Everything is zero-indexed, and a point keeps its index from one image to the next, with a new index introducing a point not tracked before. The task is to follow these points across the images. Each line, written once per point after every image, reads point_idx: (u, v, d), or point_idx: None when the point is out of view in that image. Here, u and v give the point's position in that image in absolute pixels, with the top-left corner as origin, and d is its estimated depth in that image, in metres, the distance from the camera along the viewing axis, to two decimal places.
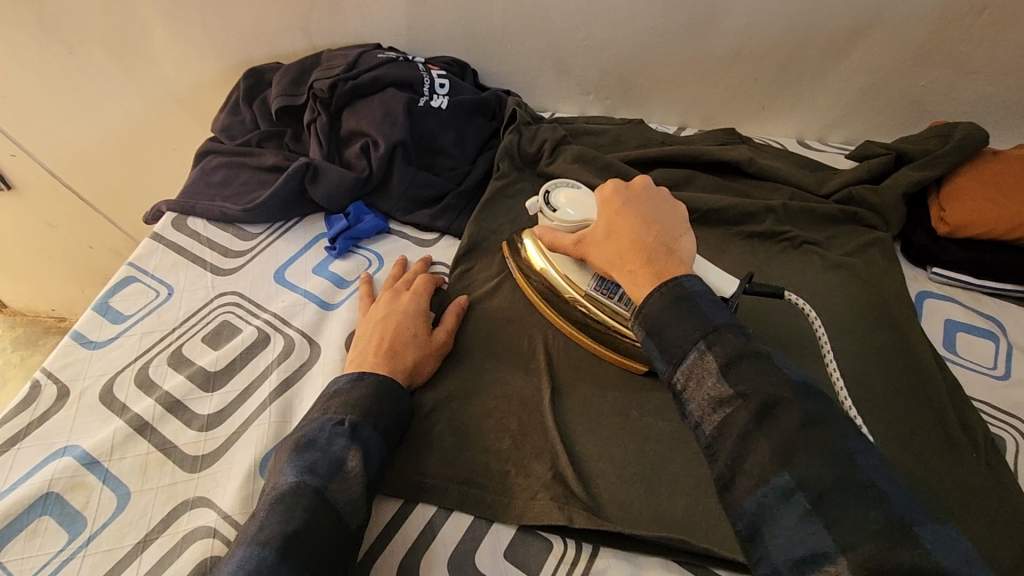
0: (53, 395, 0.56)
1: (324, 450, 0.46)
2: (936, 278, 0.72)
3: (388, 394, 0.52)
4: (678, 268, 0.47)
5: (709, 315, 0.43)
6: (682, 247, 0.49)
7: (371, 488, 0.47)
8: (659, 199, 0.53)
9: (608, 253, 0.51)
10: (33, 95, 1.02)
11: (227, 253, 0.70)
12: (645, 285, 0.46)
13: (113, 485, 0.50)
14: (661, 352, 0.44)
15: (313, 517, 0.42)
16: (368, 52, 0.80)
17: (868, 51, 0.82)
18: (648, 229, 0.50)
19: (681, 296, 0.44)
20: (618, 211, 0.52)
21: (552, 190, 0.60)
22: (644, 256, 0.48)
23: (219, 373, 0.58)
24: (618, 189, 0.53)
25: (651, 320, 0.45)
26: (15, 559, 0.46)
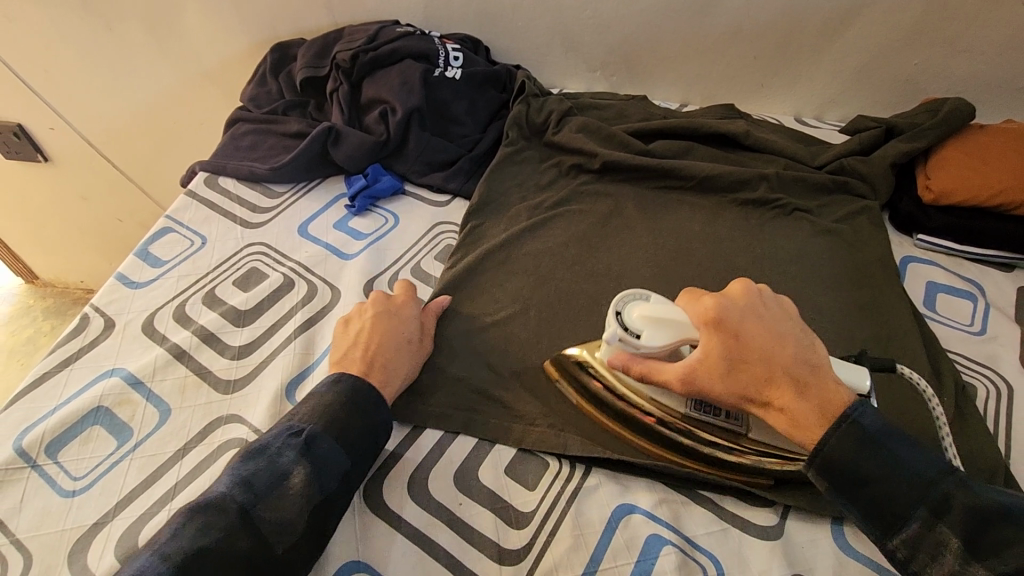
0: (100, 326, 0.62)
1: (270, 462, 0.45)
2: (920, 244, 0.76)
3: (365, 409, 0.50)
4: (840, 397, 0.43)
5: (918, 469, 0.40)
6: (823, 358, 0.45)
7: (316, 506, 0.45)
8: (765, 301, 0.48)
9: (738, 383, 0.45)
10: (72, 69, 1.08)
11: (255, 209, 0.76)
12: (818, 429, 0.42)
13: (155, 403, 0.56)
14: (860, 513, 0.41)
15: (232, 535, 0.41)
16: (387, 27, 0.86)
17: (863, 30, 0.86)
18: (779, 351, 0.45)
19: (864, 439, 0.41)
20: (732, 329, 0.46)
21: (625, 310, 0.50)
22: (794, 390, 0.43)
23: (249, 311, 0.64)
24: (721, 303, 0.46)
25: (835, 479, 0.41)
26: (70, 460, 0.52)
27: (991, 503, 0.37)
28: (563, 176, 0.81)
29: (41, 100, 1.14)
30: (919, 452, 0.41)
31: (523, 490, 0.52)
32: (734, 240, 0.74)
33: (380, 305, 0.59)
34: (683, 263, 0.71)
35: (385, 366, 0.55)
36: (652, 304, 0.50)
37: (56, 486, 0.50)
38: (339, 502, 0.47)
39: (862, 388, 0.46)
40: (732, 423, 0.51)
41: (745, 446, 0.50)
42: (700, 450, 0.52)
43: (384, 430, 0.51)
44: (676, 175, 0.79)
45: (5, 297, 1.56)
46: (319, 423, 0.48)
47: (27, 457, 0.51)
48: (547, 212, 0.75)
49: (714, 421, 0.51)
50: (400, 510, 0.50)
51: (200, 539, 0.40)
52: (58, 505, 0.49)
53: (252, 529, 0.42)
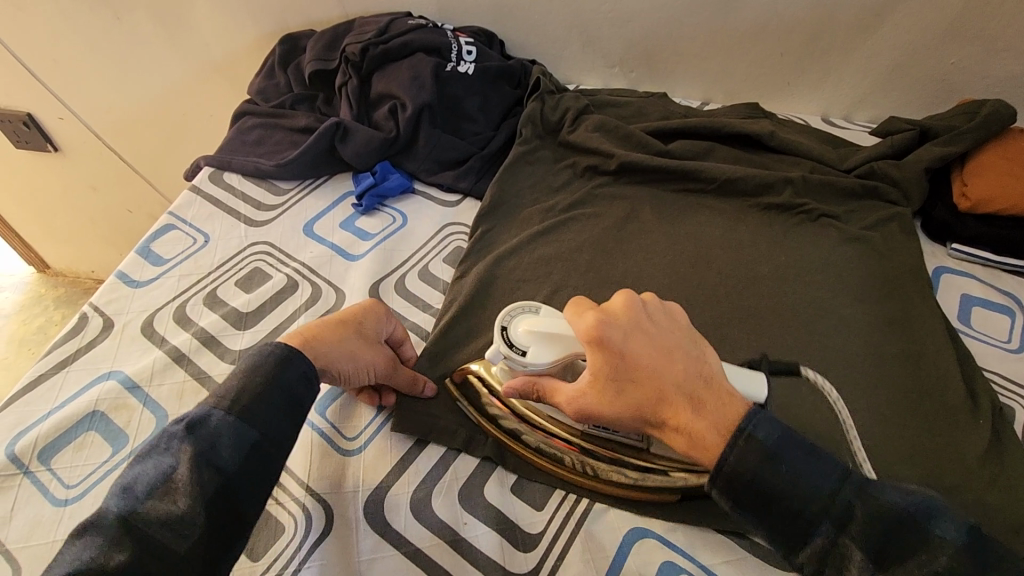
0: (99, 326, 0.60)
1: (153, 459, 0.39)
2: (954, 254, 0.72)
3: (269, 373, 0.44)
4: (735, 407, 0.40)
5: (816, 481, 0.37)
6: (717, 372, 0.42)
7: (216, 495, 0.39)
8: (650, 314, 0.44)
9: (631, 405, 0.42)
10: (79, 58, 1.06)
11: (260, 207, 0.74)
12: (715, 449, 0.39)
13: (152, 408, 0.54)
14: (767, 530, 0.38)
15: (109, 551, 0.35)
16: (399, 19, 0.83)
17: (897, 27, 0.81)
18: (668, 368, 0.42)
19: (765, 454, 0.38)
20: (615, 347, 0.42)
21: (510, 325, 0.49)
22: (690, 408, 0.40)
23: (250, 314, 0.62)
24: (603, 322, 0.43)
25: (741, 498, 0.38)
26: (64, 467, 0.50)
27: (894, 509, 0.36)
28: (578, 178, 0.78)
29: (50, 90, 1.13)
30: (818, 459, 0.38)
31: (531, 510, 0.50)
32: (756, 246, 0.71)
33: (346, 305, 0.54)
34: (701, 270, 0.68)
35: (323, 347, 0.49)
36: (538, 318, 0.49)
37: (48, 494, 0.48)
38: (246, 483, 0.41)
39: (759, 398, 0.44)
40: (633, 439, 0.49)
41: (644, 462, 0.48)
42: (600, 466, 0.50)
43: (305, 383, 0.46)
44: (696, 177, 0.76)
45: (17, 286, 1.56)
46: (209, 402, 0.42)
47: (19, 463, 0.50)
48: (561, 215, 0.72)
49: (615, 437, 0.49)
50: (403, 529, 0.48)
51: (75, 566, 0.34)
52: (49, 514, 0.47)
53: (137, 538, 0.36)
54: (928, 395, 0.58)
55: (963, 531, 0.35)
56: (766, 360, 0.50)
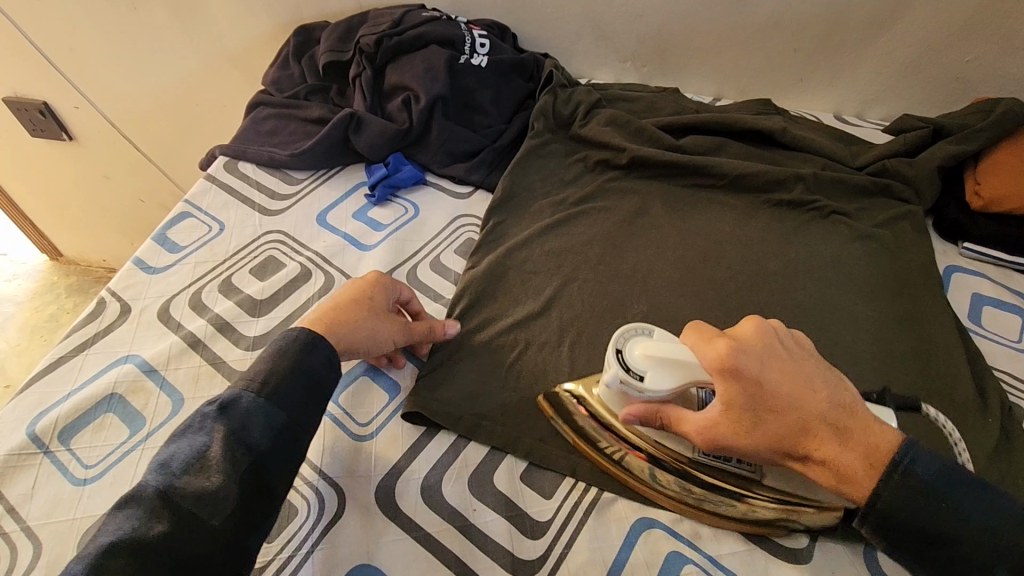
0: (116, 311, 0.61)
1: (188, 438, 0.41)
2: (966, 253, 0.72)
3: (291, 359, 0.46)
4: (888, 437, 0.40)
5: (991, 525, 0.37)
6: (856, 401, 0.42)
7: (245, 474, 0.41)
8: (782, 341, 0.44)
9: (773, 436, 0.41)
10: (95, 46, 1.07)
11: (274, 196, 0.74)
12: (866, 483, 0.39)
13: (169, 392, 0.55)
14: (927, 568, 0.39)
15: (147, 521, 0.37)
16: (413, 11, 0.83)
17: (913, 24, 0.81)
18: (811, 398, 0.41)
19: (924, 493, 0.38)
20: (754, 377, 0.41)
21: (625, 348, 0.47)
22: (838, 439, 0.40)
23: (265, 301, 0.63)
24: (735, 350, 0.42)
25: (893, 537, 0.39)
26: (83, 447, 0.51)
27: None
28: (590, 171, 0.78)
29: (66, 79, 1.14)
30: (988, 500, 0.38)
31: (540, 498, 0.50)
32: (767, 242, 0.71)
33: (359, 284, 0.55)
34: (711, 266, 0.68)
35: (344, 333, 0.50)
36: (653, 341, 0.46)
37: (68, 474, 0.49)
38: (276, 463, 0.42)
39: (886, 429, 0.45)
40: (746, 469, 0.47)
41: (759, 495, 0.46)
42: (708, 497, 0.48)
43: (328, 368, 0.48)
44: (708, 173, 0.76)
45: (29, 273, 1.58)
46: (240, 385, 0.44)
47: (40, 442, 0.51)
48: (572, 208, 0.73)
49: (727, 467, 0.47)
50: (413, 514, 0.49)
51: (115, 534, 0.36)
52: (69, 493, 0.48)
53: (173, 510, 0.38)
54: (937, 393, 0.58)
55: None
56: (888, 394, 0.50)
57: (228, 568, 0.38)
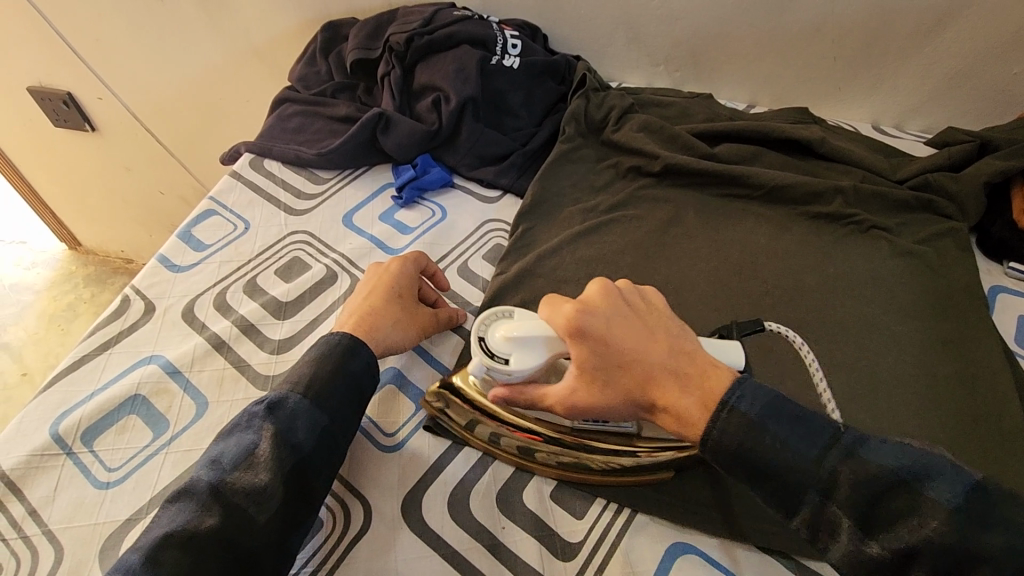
0: (141, 309, 0.60)
1: (236, 436, 0.44)
2: (1012, 272, 0.70)
3: (334, 365, 0.48)
4: (721, 378, 0.41)
5: (806, 452, 0.37)
6: (696, 348, 0.43)
7: (289, 474, 0.43)
8: (627, 299, 0.46)
9: (620, 391, 0.43)
10: (120, 37, 1.07)
11: (299, 196, 0.73)
12: (700, 421, 0.40)
13: (193, 394, 0.54)
14: (766, 500, 0.38)
15: (201, 515, 0.40)
16: (444, 10, 0.82)
17: (960, 34, 0.78)
18: (652, 349, 0.43)
19: (751, 426, 0.38)
20: (600, 334, 0.43)
21: (487, 334, 0.48)
22: (676, 386, 0.41)
23: (290, 304, 0.61)
24: (581, 311, 0.44)
25: (729, 466, 0.39)
26: (105, 449, 0.50)
27: (884, 473, 0.36)
28: (621, 178, 0.76)
29: (91, 70, 1.14)
30: (808, 428, 0.38)
31: (571, 518, 0.49)
32: (803, 256, 0.69)
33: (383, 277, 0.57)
34: (746, 279, 0.66)
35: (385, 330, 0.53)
36: (515, 322, 0.48)
37: (90, 476, 0.49)
38: (316, 464, 0.45)
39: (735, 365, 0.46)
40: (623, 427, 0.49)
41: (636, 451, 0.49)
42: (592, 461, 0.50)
43: (368, 374, 0.50)
44: (742, 182, 0.74)
45: (48, 262, 1.58)
46: (285, 386, 0.47)
47: (63, 443, 0.50)
48: (603, 215, 0.71)
49: (605, 429, 0.49)
50: (442, 530, 0.47)
51: (171, 525, 0.39)
52: (92, 496, 0.47)
53: (223, 504, 0.40)
54: (984, 420, 0.56)
55: (960, 491, 0.34)
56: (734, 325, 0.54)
57: (269, 563, 0.41)
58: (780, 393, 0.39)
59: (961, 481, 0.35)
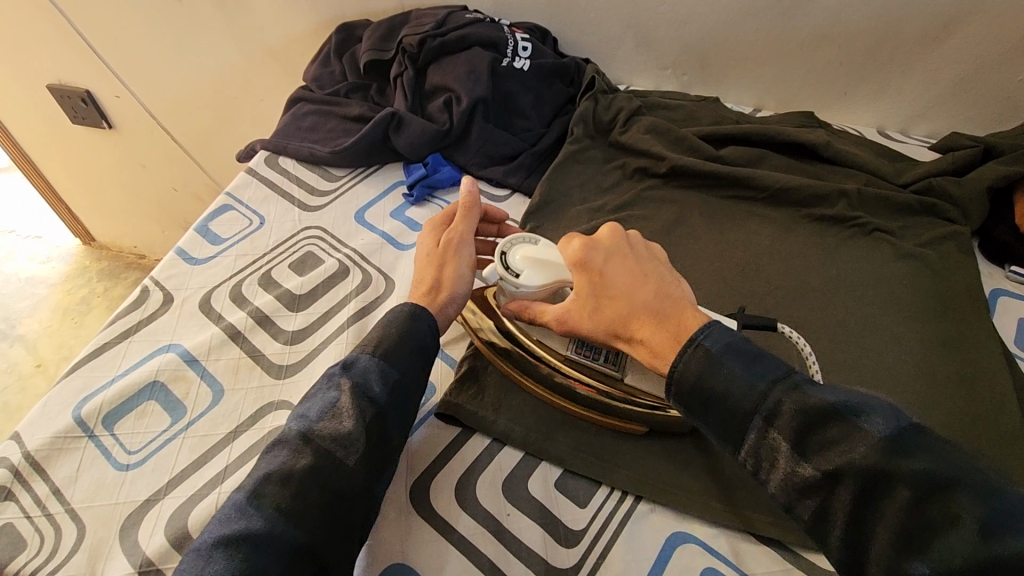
0: (159, 300, 0.62)
1: (321, 394, 0.47)
2: (1014, 276, 0.70)
3: (399, 331, 0.51)
4: (697, 320, 0.43)
5: (750, 380, 0.38)
6: (683, 296, 0.46)
7: (371, 423, 0.46)
8: (632, 245, 0.49)
9: (605, 321, 0.47)
10: (140, 36, 1.09)
11: (313, 192, 0.75)
12: (667, 351, 0.42)
13: (209, 382, 0.55)
14: (714, 431, 0.40)
15: (296, 457, 0.43)
16: (457, 12, 0.83)
17: (966, 41, 0.79)
18: (641, 289, 0.46)
19: (707, 359, 0.40)
20: (599, 268, 0.47)
21: (509, 251, 0.54)
22: (652, 323, 0.44)
23: (303, 297, 0.63)
24: (587, 247, 0.48)
25: (688, 398, 0.40)
26: (125, 433, 0.52)
27: (822, 404, 0.35)
28: (627, 179, 0.77)
29: (110, 68, 1.16)
30: (762, 365, 0.39)
31: (574, 507, 0.50)
32: (806, 257, 0.70)
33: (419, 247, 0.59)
34: (749, 280, 0.67)
35: (435, 284, 0.55)
36: (535, 248, 0.53)
37: (111, 458, 0.50)
38: (393, 414, 0.47)
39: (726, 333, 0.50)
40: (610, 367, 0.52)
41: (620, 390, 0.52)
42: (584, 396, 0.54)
43: (431, 335, 0.52)
44: (747, 184, 0.75)
45: (64, 256, 1.61)
46: (358, 350, 0.50)
47: (85, 426, 0.52)
48: (610, 216, 0.72)
49: (594, 365, 0.53)
50: (448, 516, 0.49)
51: (272, 468, 0.42)
52: (112, 477, 0.49)
53: (314, 449, 0.44)
54: (981, 418, 0.57)
55: (893, 420, 0.33)
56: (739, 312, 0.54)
57: (357, 507, 0.43)
58: (745, 339, 0.41)
59: (896, 416, 0.34)
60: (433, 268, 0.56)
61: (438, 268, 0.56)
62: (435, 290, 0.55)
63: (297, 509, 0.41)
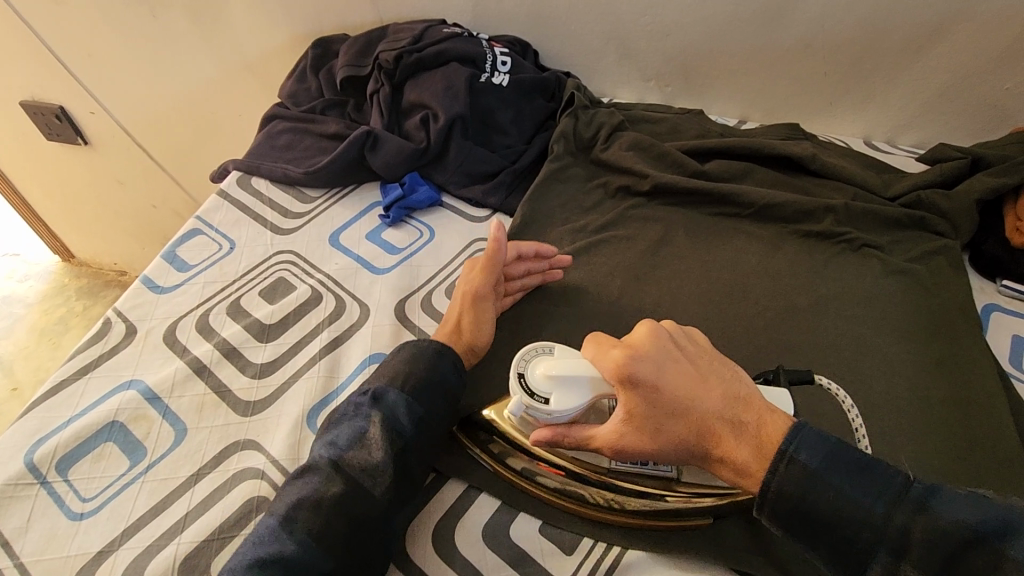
0: (121, 332, 0.59)
1: (348, 422, 0.47)
2: (1005, 291, 0.69)
3: (425, 361, 0.50)
4: (778, 425, 0.41)
5: (866, 504, 0.38)
6: (749, 393, 0.43)
7: (399, 455, 0.46)
8: (675, 342, 0.45)
9: (674, 442, 0.42)
10: (114, 52, 1.07)
11: (286, 214, 0.73)
12: (758, 469, 0.40)
13: (172, 421, 0.53)
14: (828, 559, 0.39)
15: (325, 487, 0.44)
16: (434, 26, 0.81)
17: (951, 49, 0.78)
18: (710, 399, 0.42)
19: (808, 476, 0.39)
20: (653, 381, 0.42)
21: (528, 370, 0.47)
22: (733, 436, 0.41)
23: (273, 326, 0.60)
24: (631, 358, 0.43)
25: (791, 520, 0.39)
26: (81, 478, 0.49)
27: (956, 526, 0.35)
28: (611, 198, 0.75)
29: (83, 85, 1.14)
30: (869, 478, 0.38)
31: (558, 552, 0.47)
32: (795, 275, 0.68)
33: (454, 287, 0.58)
34: (736, 301, 0.65)
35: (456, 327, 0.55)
36: (556, 359, 0.47)
37: (65, 507, 0.48)
38: (418, 448, 0.47)
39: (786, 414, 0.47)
40: (663, 471, 0.47)
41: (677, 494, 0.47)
42: (625, 500, 0.48)
43: (454, 374, 0.51)
44: (732, 200, 0.73)
45: (41, 274, 1.58)
46: (383, 379, 0.50)
47: (37, 472, 0.49)
48: (593, 236, 0.70)
49: (646, 472, 0.47)
50: (423, 563, 0.46)
51: (302, 496, 0.43)
52: (64, 528, 0.46)
53: (343, 478, 0.44)
54: (979, 442, 0.55)
55: None
56: (782, 372, 0.53)
57: (379, 538, 0.44)
58: (837, 440, 0.40)
59: None
60: (457, 310, 0.56)
61: (461, 312, 0.56)
62: (455, 332, 0.55)
63: (326, 538, 0.42)
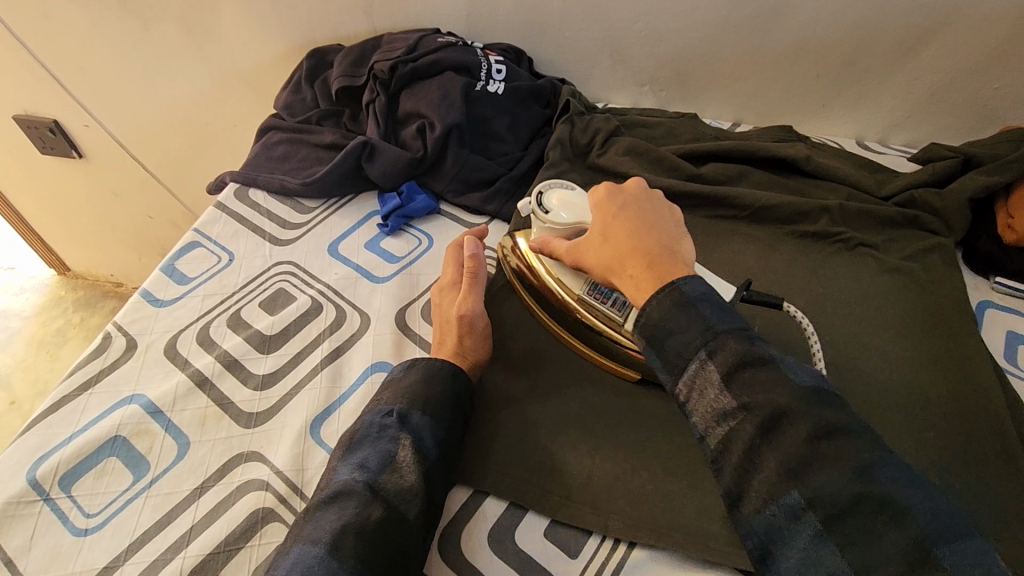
0: (122, 346, 0.59)
1: (373, 444, 0.47)
2: (999, 287, 0.70)
3: (442, 382, 0.51)
4: (683, 270, 0.47)
5: (710, 322, 0.43)
6: (681, 251, 0.49)
7: (430, 476, 0.46)
8: (654, 203, 0.54)
9: (606, 260, 0.51)
10: (108, 66, 1.07)
11: (285, 225, 0.73)
12: (649, 284, 0.46)
13: (174, 434, 0.53)
14: (664, 362, 0.44)
15: (365, 510, 0.43)
16: (429, 36, 0.82)
17: (941, 51, 0.79)
18: (647, 233, 0.50)
19: (681, 301, 0.44)
20: (614, 211, 0.52)
21: (546, 192, 0.59)
22: (644, 262, 0.48)
23: (274, 337, 0.61)
24: (612, 194, 0.54)
25: (651, 325, 0.45)
26: (84, 494, 0.49)
27: (762, 353, 0.41)
28: None
29: (76, 99, 1.14)
30: (723, 314, 0.44)
31: (564, 557, 0.47)
32: (792, 276, 0.68)
33: (439, 313, 0.59)
34: None
35: (462, 344, 0.56)
36: (571, 192, 0.59)
37: (68, 523, 0.47)
38: (444, 471, 0.48)
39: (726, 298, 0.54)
40: (614, 309, 0.55)
41: (621, 334, 0.55)
42: (587, 331, 0.57)
43: (467, 393, 0.53)
44: (728, 203, 0.74)
45: (37, 288, 1.57)
46: (404, 401, 0.50)
47: (40, 489, 0.49)
48: None
49: (604, 308, 0.56)
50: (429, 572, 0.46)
51: (341, 522, 0.42)
52: (68, 545, 0.46)
53: (381, 501, 0.44)
54: (978, 438, 0.55)
55: (813, 378, 0.40)
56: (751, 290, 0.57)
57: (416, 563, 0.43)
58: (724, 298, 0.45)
59: (815, 376, 0.40)
60: (455, 329, 0.56)
61: (458, 334, 0.56)
62: (461, 350, 0.55)
63: (369, 564, 0.41)
